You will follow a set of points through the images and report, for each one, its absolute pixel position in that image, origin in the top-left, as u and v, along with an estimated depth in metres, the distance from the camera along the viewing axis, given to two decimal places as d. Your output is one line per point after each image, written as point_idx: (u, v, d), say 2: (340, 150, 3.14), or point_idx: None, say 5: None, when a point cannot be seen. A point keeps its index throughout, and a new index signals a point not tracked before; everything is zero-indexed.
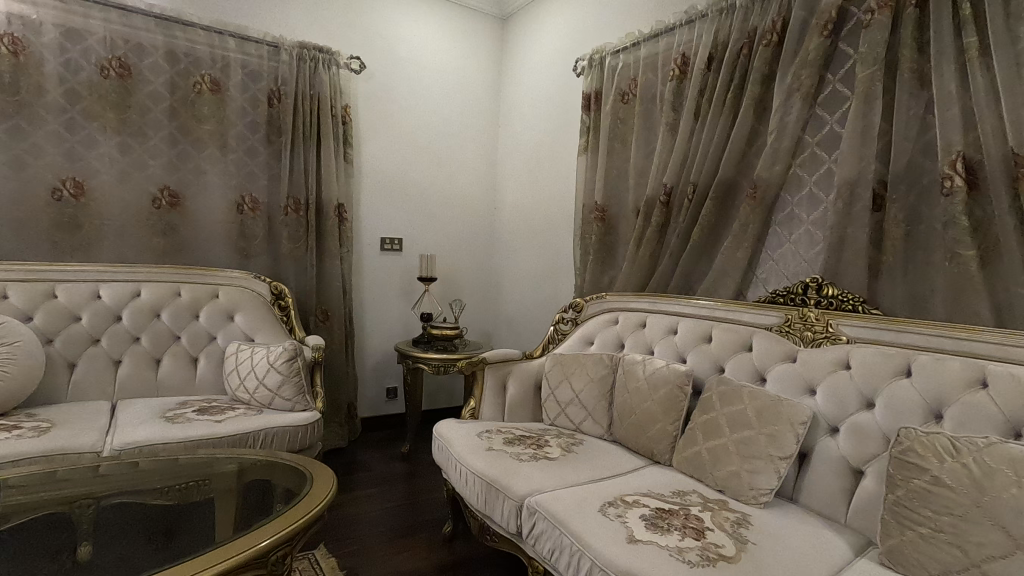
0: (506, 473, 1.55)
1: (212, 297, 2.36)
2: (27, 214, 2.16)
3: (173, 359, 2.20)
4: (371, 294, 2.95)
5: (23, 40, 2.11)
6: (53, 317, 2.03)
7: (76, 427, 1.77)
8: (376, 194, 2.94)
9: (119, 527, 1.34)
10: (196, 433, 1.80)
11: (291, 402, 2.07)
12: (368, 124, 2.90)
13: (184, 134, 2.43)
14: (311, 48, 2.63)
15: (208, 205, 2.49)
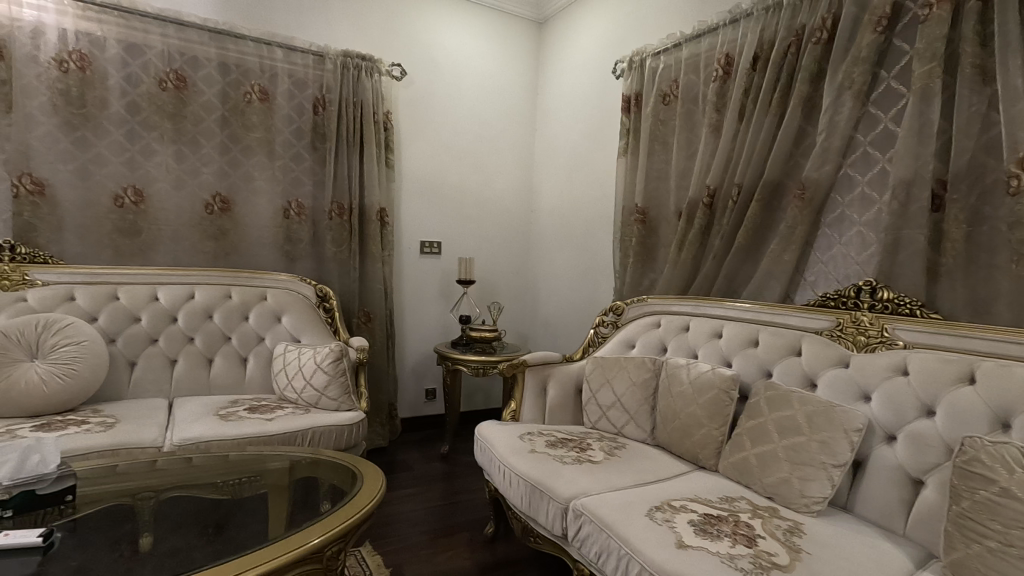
0: (550, 475, 1.56)
1: (261, 299, 2.45)
2: (92, 220, 2.28)
3: (225, 359, 2.28)
4: (411, 297, 3.00)
5: (88, 55, 2.23)
6: (115, 318, 2.14)
7: (138, 423, 1.85)
8: (416, 199, 2.99)
9: (180, 519, 1.40)
10: (249, 430, 1.87)
11: (337, 402, 2.13)
12: (409, 129, 2.95)
13: (235, 142, 2.52)
14: (354, 57, 2.69)
15: (257, 211, 2.58)
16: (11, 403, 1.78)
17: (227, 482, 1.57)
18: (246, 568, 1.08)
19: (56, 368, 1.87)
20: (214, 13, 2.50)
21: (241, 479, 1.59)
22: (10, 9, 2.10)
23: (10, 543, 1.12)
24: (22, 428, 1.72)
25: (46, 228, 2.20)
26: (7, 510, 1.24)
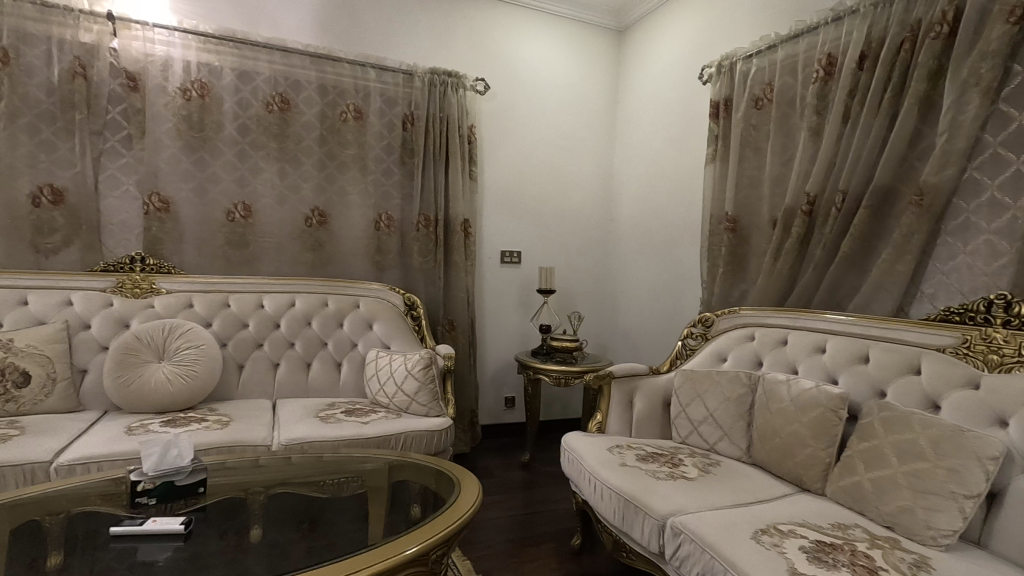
0: (644, 490, 1.53)
1: (354, 307, 2.57)
2: (207, 233, 2.48)
3: (322, 364, 2.41)
4: (491, 305, 3.05)
5: (207, 84, 2.44)
6: (227, 323, 2.32)
7: (249, 422, 2.00)
8: (497, 210, 3.04)
9: (292, 515, 1.49)
10: (347, 432, 1.96)
11: (426, 408, 2.19)
12: (491, 142, 3.01)
13: (331, 159, 2.68)
14: (441, 73, 2.79)
15: (351, 223, 2.72)
16: (145, 400, 1.98)
17: (330, 482, 1.65)
18: (348, 571, 1.13)
19: (179, 370, 2.06)
20: (314, 38, 2.66)
21: (342, 481, 1.67)
22: (145, 45, 2.35)
23: (159, 529, 1.25)
24: (153, 423, 1.90)
25: (169, 241, 2.42)
26: (151, 498, 1.39)
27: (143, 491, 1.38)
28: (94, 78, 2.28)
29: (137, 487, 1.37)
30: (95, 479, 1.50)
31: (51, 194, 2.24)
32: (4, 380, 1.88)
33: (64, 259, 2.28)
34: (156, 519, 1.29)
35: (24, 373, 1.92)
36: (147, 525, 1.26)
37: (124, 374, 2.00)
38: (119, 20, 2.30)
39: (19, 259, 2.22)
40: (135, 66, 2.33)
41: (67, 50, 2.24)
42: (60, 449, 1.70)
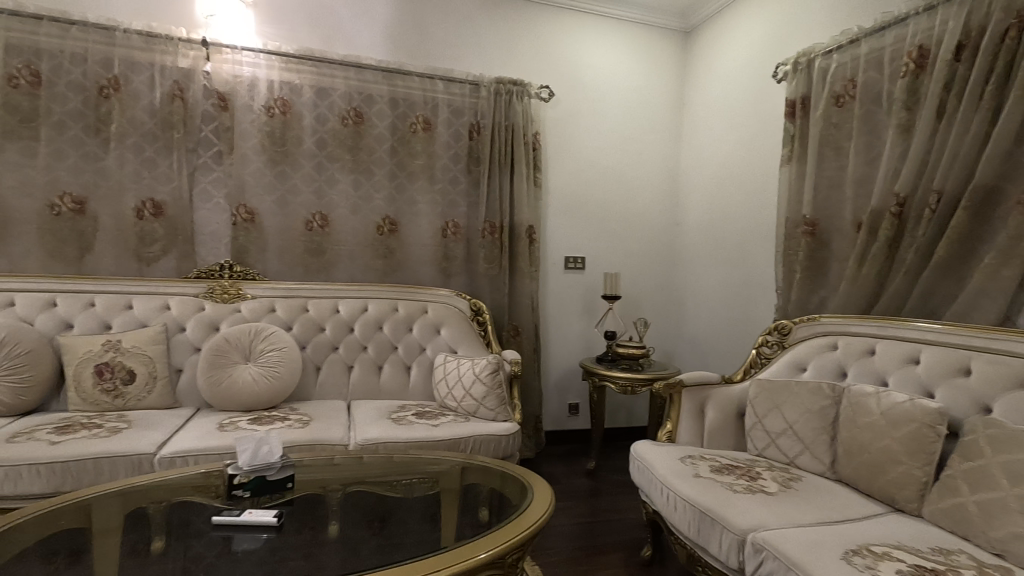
0: (721, 502, 1.48)
1: (422, 312, 2.64)
2: (288, 242, 2.63)
3: (393, 367, 2.49)
4: (555, 311, 3.05)
5: (289, 101, 2.59)
6: (306, 327, 2.44)
7: (327, 422, 2.09)
8: (562, 216, 3.05)
9: (370, 512, 1.54)
10: (418, 434, 2.03)
11: (493, 412, 2.22)
12: (555, 148, 3.03)
13: (401, 169, 2.77)
14: (507, 82, 2.83)
15: (419, 231, 2.80)
16: (235, 398, 2.13)
17: (404, 482, 1.70)
18: (423, 573, 1.15)
19: (264, 370, 2.19)
20: (386, 54, 2.77)
21: (416, 481, 1.72)
22: (234, 68, 2.52)
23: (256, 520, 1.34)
24: (241, 420, 2.03)
25: (254, 250, 2.58)
26: (246, 491, 1.49)
27: (239, 484, 1.47)
28: (190, 100, 2.47)
29: (234, 480, 1.46)
30: (194, 471, 1.62)
31: (152, 208, 2.45)
32: (114, 377, 2.08)
33: (163, 267, 2.48)
34: (251, 511, 1.38)
35: (130, 372, 2.11)
36: (243, 516, 1.36)
37: (216, 374, 2.15)
38: (212, 45, 2.49)
39: (126, 267, 2.44)
40: (225, 87, 2.51)
41: (168, 75, 2.44)
42: (162, 442, 1.84)
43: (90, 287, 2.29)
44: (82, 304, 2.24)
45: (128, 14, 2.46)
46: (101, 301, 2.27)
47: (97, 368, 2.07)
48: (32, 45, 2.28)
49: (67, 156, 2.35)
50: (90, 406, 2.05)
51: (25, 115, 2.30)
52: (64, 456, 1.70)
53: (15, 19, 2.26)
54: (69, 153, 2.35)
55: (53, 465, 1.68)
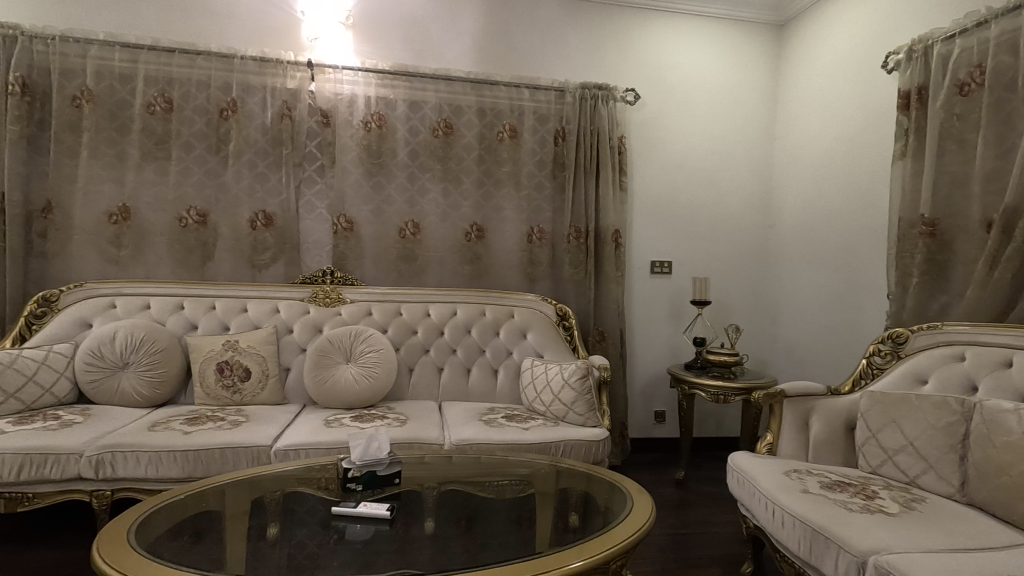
0: (835, 521, 1.40)
1: (509, 317, 2.68)
2: (383, 249, 2.76)
3: (481, 370, 2.55)
4: (641, 316, 3.00)
5: (384, 115, 2.73)
6: (400, 330, 2.55)
7: (422, 421, 2.18)
8: (648, 219, 3.00)
9: (468, 509, 1.59)
10: (511, 437, 2.07)
11: (583, 417, 2.21)
12: (641, 151, 2.98)
13: (489, 177, 2.83)
14: (592, 87, 2.83)
15: (506, 237, 2.84)
16: (339, 397, 2.27)
17: (499, 484, 1.74)
18: None
19: (363, 371, 2.32)
20: (474, 65, 2.85)
21: (510, 483, 1.75)
22: (336, 86, 2.69)
23: (373, 513, 1.44)
24: (345, 417, 2.15)
25: (352, 257, 2.73)
26: (359, 484, 1.58)
27: (353, 478, 1.57)
28: (297, 118, 2.66)
29: (348, 473, 1.57)
30: (295, 465, 1.73)
31: (264, 219, 2.65)
32: (232, 375, 2.27)
33: (273, 273, 2.68)
34: (366, 504, 1.49)
35: (246, 370, 2.30)
36: (359, 509, 1.46)
37: (321, 374, 2.30)
38: (316, 66, 2.67)
39: (241, 273, 2.66)
40: (328, 105, 2.68)
41: (278, 96, 2.64)
42: (276, 436, 1.99)
43: (212, 292, 2.52)
44: (205, 307, 2.47)
45: (244, 42, 2.68)
46: (221, 305, 2.49)
47: (219, 366, 2.28)
48: (165, 75, 2.55)
49: (193, 173, 2.61)
50: (212, 400, 2.25)
51: (159, 138, 2.57)
52: (195, 445, 1.88)
53: (152, 52, 2.54)
54: (195, 171, 2.61)
55: (187, 453, 1.87)
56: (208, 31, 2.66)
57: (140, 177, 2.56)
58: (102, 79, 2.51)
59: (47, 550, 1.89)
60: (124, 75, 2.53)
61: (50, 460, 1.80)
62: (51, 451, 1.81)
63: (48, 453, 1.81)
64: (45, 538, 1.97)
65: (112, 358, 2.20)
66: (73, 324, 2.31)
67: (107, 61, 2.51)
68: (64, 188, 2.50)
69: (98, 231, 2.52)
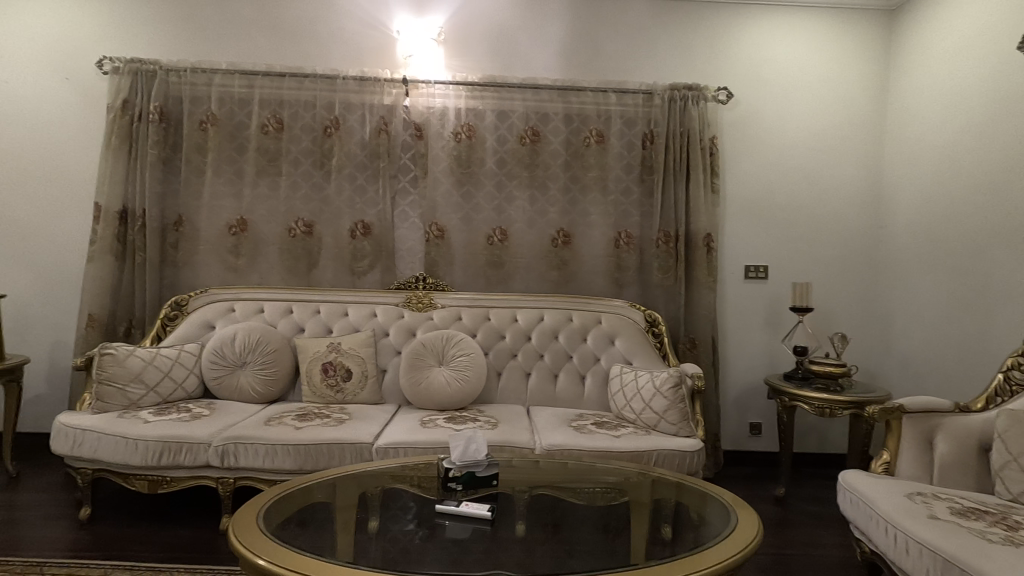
0: (972, 552, 1.27)
1: (597, 323, 2.67)
2: (472, 256, 2.84)
3: (569, 376, 2.55)
4: (734, 323, 2.88)
5: (473, 126, 2.81)
6: (488, 335, 2.61)
7: (512, 425, 2.21)
8: (741, 222, 2.88)
9: (563, 515, 1.59)
10: (601, 444, 2.05)
11: (675, 427, 2.16)
12: (734, 151, 2.87)
13: (575, 182, 2.84)
14: (681, 88, 2.77)
15: (592, 242, 2.83)
16: (433, 399, 2.36)
17: (591, 491, 1.73)
18: None
19: (455, 374, 2.39)
20: (561, 72, 2.87)
21: (602, 491, 1.73)
22: (428, 100, 2.81)
23: (474, 511, 1.49)
24: (438, 418, 2.23)
25: (443, 263, 2.83)
26: (459, 484, 1.63)
27: (453, 478, 1.62)
28: (393, 132, 2.81)
29: (449, 473, 1.62)
30: (391, 463, 1.81)
31: (362, 228, 2.81)
32: (336, 374, 2.43)
33: (370, 280, 2.83)
34: (468, 504, 1.53)
35: (348, 370, 2.44)
36: (462, 508, 1.51)
37: (416, 376, 2.39)
38: (410, 83, 2.80)
39: (342, 280, 2.83)
40: (421, 119, 2.81)
41: (375, 112, 2.80)
42: (377, 434, 2.10)
43: (316, 297, 2.70)
44: (311, 311, 2.65)
45: (346, 63, 2.87)
46: (325, 309, 2.66)
47: (323, 366, 2.44)
48: (278, 98, 2.78)
49: (300, 187, 2.81)
50: (318, 398, 2.41)
51: (272, 155, 2.80)
52: (306, 440, 2.02)
53: (266, 78, 2.78)
54: (302, 185, 2.82)
55: (298, 446, 2.02)
56: (314, 54, 2.86)
57: (255, 192, 2.80)
58: (224, 104, 2.77)
59: (181, 528, 2.11)
60: (242, 99, 2.78)
61: (185, 448, 2.02)
62: (185, 440, 2.02)
63: (183, 442, 2.02)
64: (178, 518, 2.20)
65: (233, 357, 2.41)
66: (200, 326, 2.57)
67: (229, 88, 2.77)
68: (192, 203, 2.78)
69: (220, 242, 2.78)
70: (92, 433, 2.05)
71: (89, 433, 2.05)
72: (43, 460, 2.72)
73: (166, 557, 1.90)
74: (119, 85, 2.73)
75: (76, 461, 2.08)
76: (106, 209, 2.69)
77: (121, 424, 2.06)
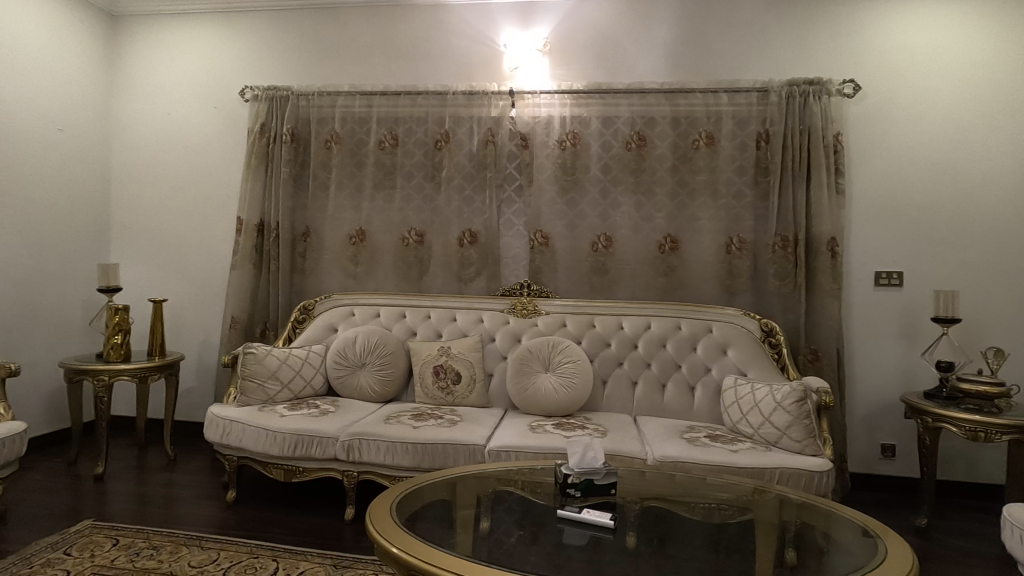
0: None
1: (707, 331, 2.56)
2: (576, 262, 2.84)
3: (678, 386, 2.47)
4: (862, 334, 2.65)
5: (578, 133, 2.82)
6: (594, 342, 2.59)
7: (621, 434, 2.18)
8: (869, 224, 2.65)
9: (675, 527, 1.54)
10: (718, 458, 1.97)
11: (800, 444, 2.02)
12: (861, 148, 2.66)
13: (683, 187, 2.75)
14: (801, 83, 2.61)
15: (701, 248, 2.73)
16: (540, 404, 2.39)
17: (701, 505, 1.66)
18: None
19: (562, 381, 2.40)
20: (668, 75, 2.81)
21: (712, 505, 1.66)
22: (534, 110, 2.86)
23: (594, 518, 1.50)
24: (547, 424, 2.26)
25: (547, 270, 2.86)
26: (577, 491, 1.63)
27: (572, 484, 1.63)
28: (499, 143, 2.89)
29: (568, 479, 1.63)
30: (502, 466, 1.86)
31: (470, 237, 2.91)
32: (446, 377, 2.52)
33: (477, 286, 2.92)
34: (588, 511, 1.54)
35: (457, 374, 2.53)
36: (583, 514, 1.53)
37: (523, 381, 2.44)
38: (516, 94, 2.87)
39: (450, 286, 2.95)
40: (526, 128, 2.87)
41: (483, 125, 2.90)
42: (488, 437, 2.16)
43: (427, 303, 2.83)
44: (422, 316, 2.79)
45: (455, 79, 2.99)
46: (435, 314, 2.78)
47: (435, 369, 2.54)
48: (394, 116, 2.97)
49: (413, 199, 2.97)
50: (430, 399, 2.53)
51: (387, 169, 2.98)
52: (423, 439, 2.12)
53: (383, 97, 2.97)
54: (415, 197, 2.97)
55: (416, 445, 2.12)
56: (426, 73, 3.02)
57: (373, 204, 2.99)
58: (346, 124, 3.00)
59: (311, 515, 2.29)
60: (361, 118, 3.00)
61: (315, 442, 2.19)
62: (316, 434, 2.19)
63: (314, 436, 2.19)
64: (307, 505, 2.39)
65: (354, 358, 2.59)
66: (325, 329, 2.78)
67: (350, 108, 2.99)
68: (318, 216, 3.03)
69: (342, 250, 3.01)
70: (238, 424, 2.28)
71: (236, 424, 2.28)
72: (194, 446, 3.07)
73: (301, 541, 2.07)
74: (258, 110, 3.04)
75: (224, 448, 2.33)
76: (247, 223, 3.00)
77: (262, 417, 2.28)
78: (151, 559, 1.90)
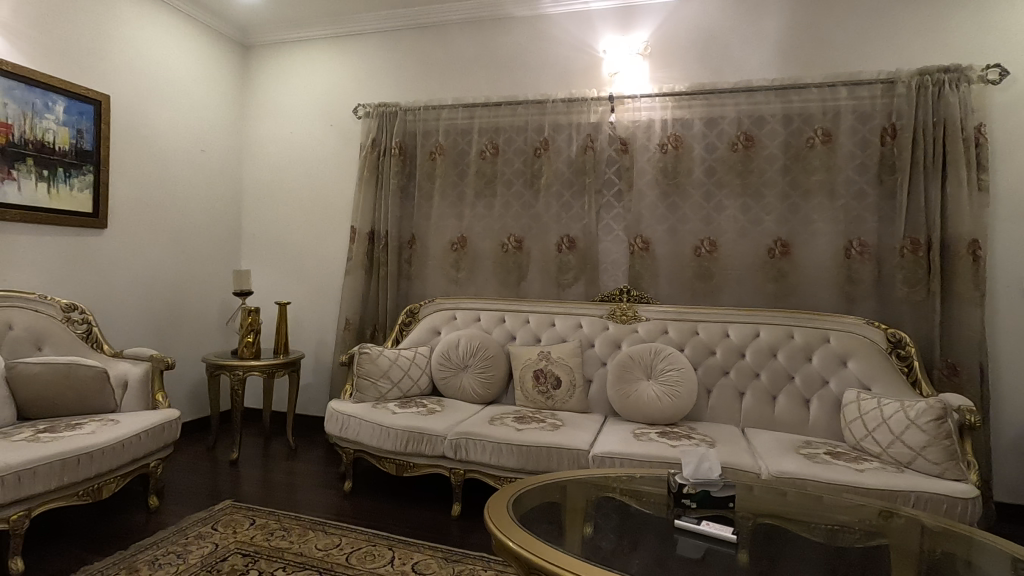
0: None
1: (823, 341, 2.41)
2: (678, 267, 2.78)
3: (791, 398, 2.34)
4: (1011, 347, 2.37)
5: (680, 136, 2.76)
6: (697, 350, 2.52)
7: (730, 446, 2.10)
8: (1019, 224, 2.37)
9: (794, 546, 1.47)
10: (841, 477, 1.84)
11: (938, 467, 1.84)
12: (1010, 140, 2.38)
13: (796, 187, 2.61)
14: (935, 72, 2.39)
15: (816, 253, 2.57)
16: (642, 412, 2.35)
17: (819, 525, 1.57)
18: None
19: (665, 389, 2.35)
20: (778, 72, 2.68)
21: (831, 526, 1.56)
22: (634, 114, 2.84)
23: (717, 532, 1.45)
24: (650, 432, 2.22)
25: (647, 276, 2.82)
26: (693, 502, 1.60)
27: (687, 494, 1.60)
28: (598, 149, 2.89)
29: (683, 488, 1.60)
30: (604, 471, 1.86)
31: (568, 242, 2.93)
32: (547, 382, 2.55)
33: (575, 291, 2.93)
34: (708, 523, 1.49)
35: (557, 378, 2.55)
36: (703, 526, 1.48)
37: (624, 387, 2.41)
38: (616, 99, 2.86)
39: (548, 291, 2.98)
40: (626, 133, 2.85)
41: (582, 131, 2.91)
42: (591, 442, 2.16)
43: (526, 308, 2.89)
44: (521, 321, 2.84)
45: (555, 87, 3.04)
46: (534, 319, 2.83)
47: (535, 373, 2.59)
48: (495, 126, 3.06)
49: (512, 206, 3.05)
50: (531, 402, 2.57)
51: (488, 178, 3.08)
52: (527, 441, 2.17)
53: (485, 108, 3.08)
54: (514, 205, 3.05)
55: (520, 447, 2.17)
56: (526, 83, 3.09)
57: (474, 212, 3.10)
58: (450, 136, 3.14)
59: (419, 509, 2.40)
60: (464, 130, 3.12)
61: (425, 439, 2.30)
62: (426, 432, 2.31)
63: (423, 434, 2.31)
64: (415, 499, 2.51)
65: (457, 360, 2.69)
66: (430, 332, 2.92)
67: (454, 121, 3.13)
68: (423, 224, 3.19)
69: (445, 257, 3.14)
70: (355, 419, 2.45)
71: (352, 419, 2.45)
72: (311, 438, 3.33)
73: (412, 533, 2.18)
74: (370, 126, 3.26)
75: (342, 441, 2.51)
76: (360, 231, 3.21)
77: (376, 413, 2.43)
78: (283, 540, 2.08)
